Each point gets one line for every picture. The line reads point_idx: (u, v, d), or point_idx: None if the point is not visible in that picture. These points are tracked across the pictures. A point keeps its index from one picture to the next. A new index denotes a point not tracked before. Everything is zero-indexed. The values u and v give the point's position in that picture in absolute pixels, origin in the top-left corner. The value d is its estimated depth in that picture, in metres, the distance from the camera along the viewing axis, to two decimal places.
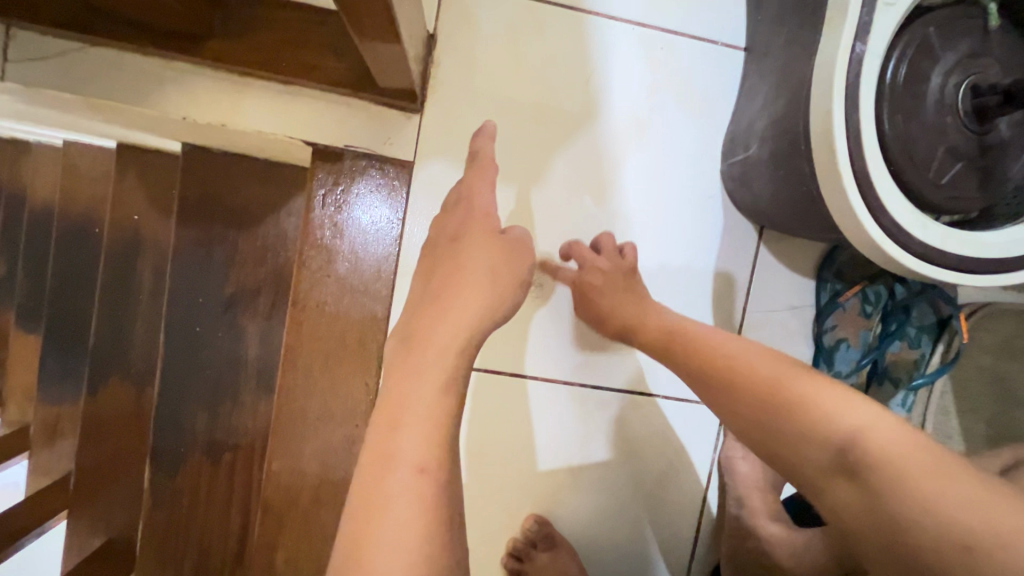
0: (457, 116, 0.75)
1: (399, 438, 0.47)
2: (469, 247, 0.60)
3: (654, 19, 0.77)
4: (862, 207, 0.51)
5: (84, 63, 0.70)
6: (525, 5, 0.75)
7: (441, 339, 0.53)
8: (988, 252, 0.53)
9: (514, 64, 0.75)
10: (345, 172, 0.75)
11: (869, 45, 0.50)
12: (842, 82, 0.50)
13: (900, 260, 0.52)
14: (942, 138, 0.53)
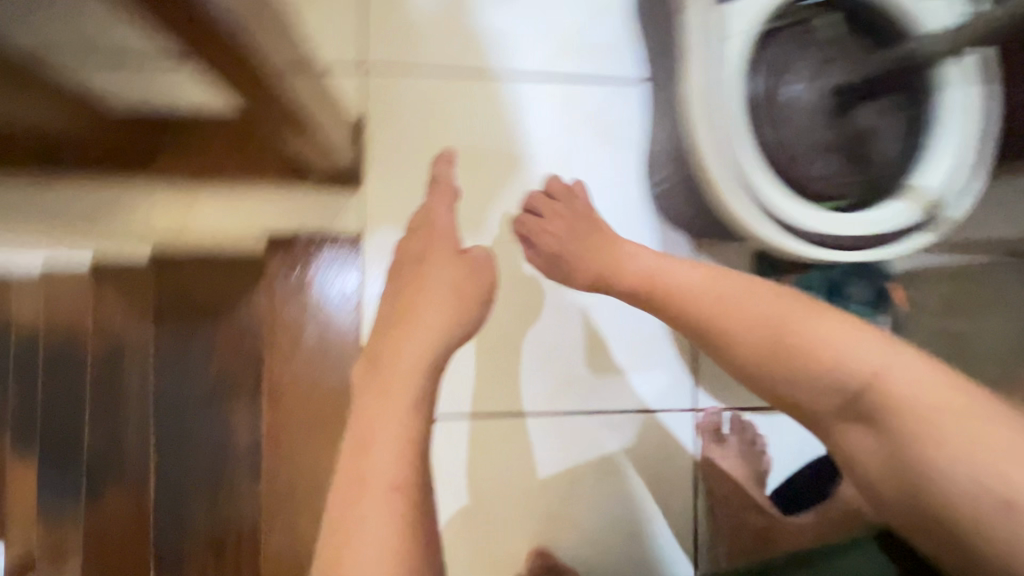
0: (395, 186, 0.81)
1: (368, 466, 0.52)
2: (432, 269, 0.67)
3: (559, 70, 0.85)
4: (746, 210, 0.57)
5: (58, 199, 0.80)
6: (440, 78, 0.82)
7: (405, 357, 0.59)
8: (878, 227, 0.59)
9: (439, 131, 0.82)
10: (299, 255, 0.80)
11: (718, 75, 0.58)
12: (701, 109, 0.57)
13: (792, 249, 0.59)
14: (805, 138, 0.61)
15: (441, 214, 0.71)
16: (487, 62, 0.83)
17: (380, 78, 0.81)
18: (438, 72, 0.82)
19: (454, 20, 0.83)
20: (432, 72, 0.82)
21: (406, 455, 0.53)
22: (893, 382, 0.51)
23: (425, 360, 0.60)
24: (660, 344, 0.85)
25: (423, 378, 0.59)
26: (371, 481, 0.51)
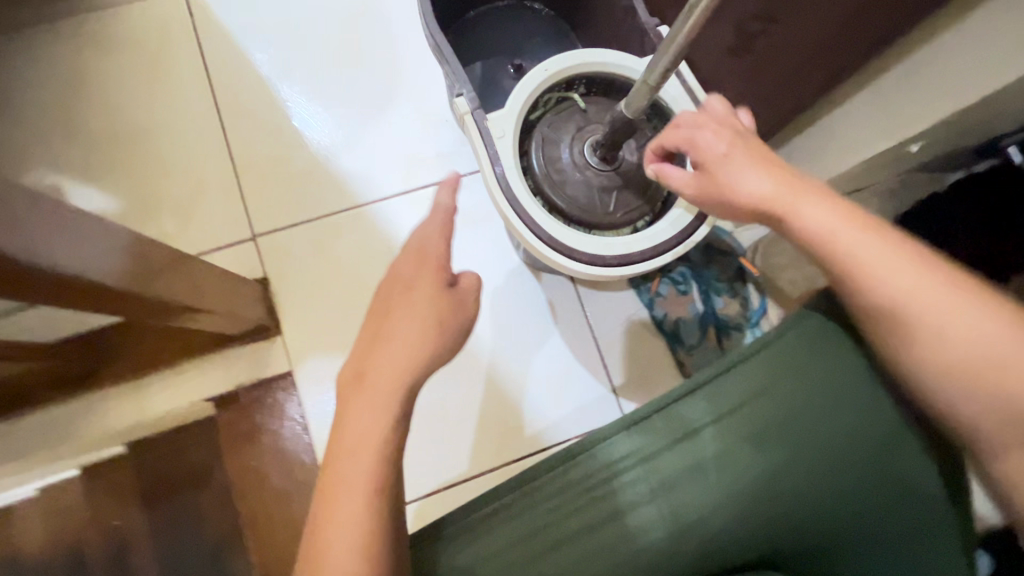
0: (309, 323, 0.94)
1: (346, 477, 0.50)
2: (412, 300, 0.59)
3: (413, 184, 1.01)
4: (562, 257, 0.70)
5: (20, 435, 0.89)
6: (319, 224, 0.98)
7: (378, 376, 0.54)
8: (672, 229, 0.71)
9: (331, 265, 0.97)
10: (246, 407, 0.92)
11: (504, 164, 0.70)
12: (500, 194, 0.70)
13: (610, 273, 0.70)
14: (591, 185, 0.75)
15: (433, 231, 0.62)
16: (352, 199, 0.99)
17: (269, 241, 0.96)
18: (315, 220, 0.98)
19: (316, 172, 1.00)
20: (310, 222, 0.98)
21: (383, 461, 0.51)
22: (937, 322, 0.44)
23: (411, 363, 0.55)
24: (575, 371, 0.99)
25: (399, 389, 0.54)
26: (344, 492, 0.49)
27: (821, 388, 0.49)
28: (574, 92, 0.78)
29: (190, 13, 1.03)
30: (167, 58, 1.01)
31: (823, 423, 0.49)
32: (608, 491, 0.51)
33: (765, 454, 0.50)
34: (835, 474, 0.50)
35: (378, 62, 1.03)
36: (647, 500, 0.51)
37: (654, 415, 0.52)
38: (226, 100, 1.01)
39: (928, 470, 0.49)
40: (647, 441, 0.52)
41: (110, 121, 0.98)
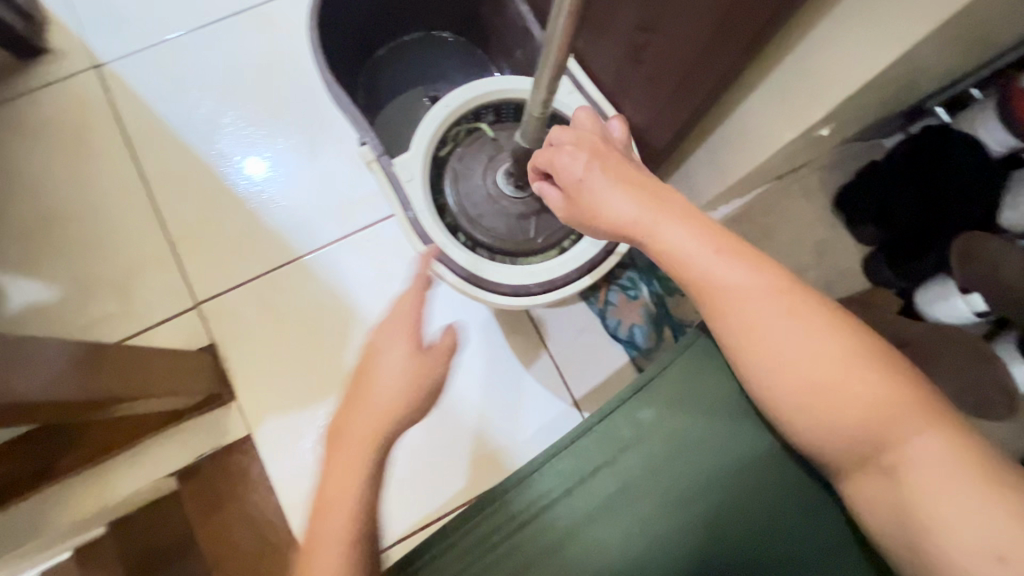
0: (263, 383, 0.95)
1: (329, 525, 0.50)
2: (387, 362, 0.54)
3: (350, 228, 1.01)
4: (486, 292, 0.72)
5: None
6: (260, 282, 0.98)
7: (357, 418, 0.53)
8: (587, 256, 0.74)
9: (278, 321, 0.97)
10: (211, 476, 0.91)
11: (416, 207, 0.71)
12: (415, 238, 0.71)
13: (535, 300, 0.73)
14: (509, 213, 0.78)
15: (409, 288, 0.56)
16: (291, 252, 0.99)
17: (212, 305, 0.96)
18: (256, 278, 0.98)
19: (252, 230, 0.99)
20: (252, 281, 0.97)
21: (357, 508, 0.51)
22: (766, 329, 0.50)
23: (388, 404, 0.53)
24: (536, 391, 0.98)
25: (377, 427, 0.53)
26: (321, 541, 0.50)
27: (714, 414, 0.56)
28: (483, 123, 0.79)
29: (106, 89, 1.02)
30: (90, 137, 1.01)
31: (720, 444, 0.55)
32: (539, 525, 0.55)
33: (688, 484, 0.55)
34: (739, 492, 0.54)
35: (299, 112, 1.04)
36: (575, 529, 0.55)
37: (572, 447, 0.57)
38: (154, 171, 1.00)
39: (827, 510, 0.55)
40: (574, 470, 0.56)
41: (40, 209, 0.98)
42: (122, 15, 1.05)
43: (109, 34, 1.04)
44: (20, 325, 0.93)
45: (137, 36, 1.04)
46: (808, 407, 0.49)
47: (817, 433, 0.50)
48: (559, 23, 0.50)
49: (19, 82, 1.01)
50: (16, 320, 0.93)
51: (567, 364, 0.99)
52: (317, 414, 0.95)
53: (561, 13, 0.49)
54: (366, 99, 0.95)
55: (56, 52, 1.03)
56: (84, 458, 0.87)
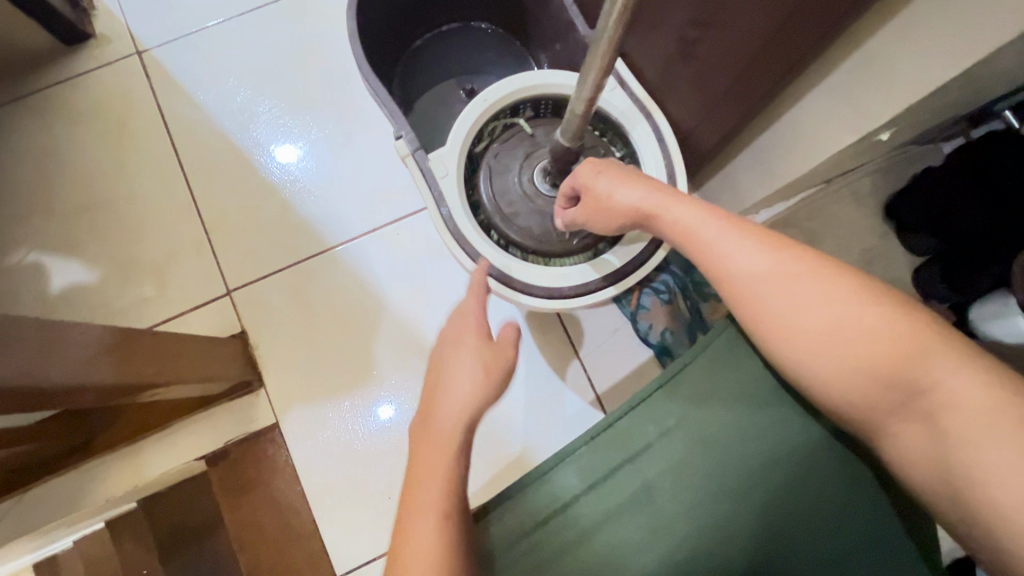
0: (292, 371, 0.96)
1: (420, 495, 0.50)
2: (460, 351, 0.59)
3: (382, 220, 1.00)
4: (519, 294, 0.70)
5: (14, 514, 0.88)
6: (292, 271, 0.98)
7: (443, 398, 0.56)
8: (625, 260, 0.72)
9: (309, 311, 0.97)
10: (239, 462, 0.93)
11: (450, 205, 0.70)
12: (448, 235, 0.70)
13: (567, 304, 0.71)
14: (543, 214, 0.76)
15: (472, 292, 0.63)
16: (322, 242, 0.99)
17: (244, 293, 0.97)
18: (287, 267, 0.98)
19: (284, 220, 1.00)
20: (283, 271, 0.98)
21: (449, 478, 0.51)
22: (772, 297, 0.54)
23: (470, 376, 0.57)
24: (563, 392, 0.96)
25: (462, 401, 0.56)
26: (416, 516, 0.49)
27: (741, 399, 0.57)
28: (520, 120, 0.77)
29: (147, 77, 1.04)
30: (130, 124, 1.02)
31: (749, 429, 0.56)
32: (581, 515, 0.56)
33: (701, 458, 0.56)
34: (776, 475, 0.56)
35: (335, 101, 1.03)
36: (614, 520, 0.56)
37: (600, 441, 0.58)
38: (191, 158, 1.01)
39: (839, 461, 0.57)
40: (607, 463, 0.57)
41: (83, 193, 1.00)
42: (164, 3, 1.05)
43: (150, 22, 1.05)
44: (61, 305, 0.95)
45: (178, 23, 1.05)
46: (828, 351, 0.51)
47: (877, 418, 0.51)
48: (607, 27, 0.49)
49: (64, 66, 1.03)
50: (58, 301, 0.95)
51: (596, 365, 0.97)
52: (343, 405, 0.96)
53: (612, 12, 0.47)
54: (401, 91, 0.94)
55: (100, 37, 1.04)
56: (129, 433, 0.90)
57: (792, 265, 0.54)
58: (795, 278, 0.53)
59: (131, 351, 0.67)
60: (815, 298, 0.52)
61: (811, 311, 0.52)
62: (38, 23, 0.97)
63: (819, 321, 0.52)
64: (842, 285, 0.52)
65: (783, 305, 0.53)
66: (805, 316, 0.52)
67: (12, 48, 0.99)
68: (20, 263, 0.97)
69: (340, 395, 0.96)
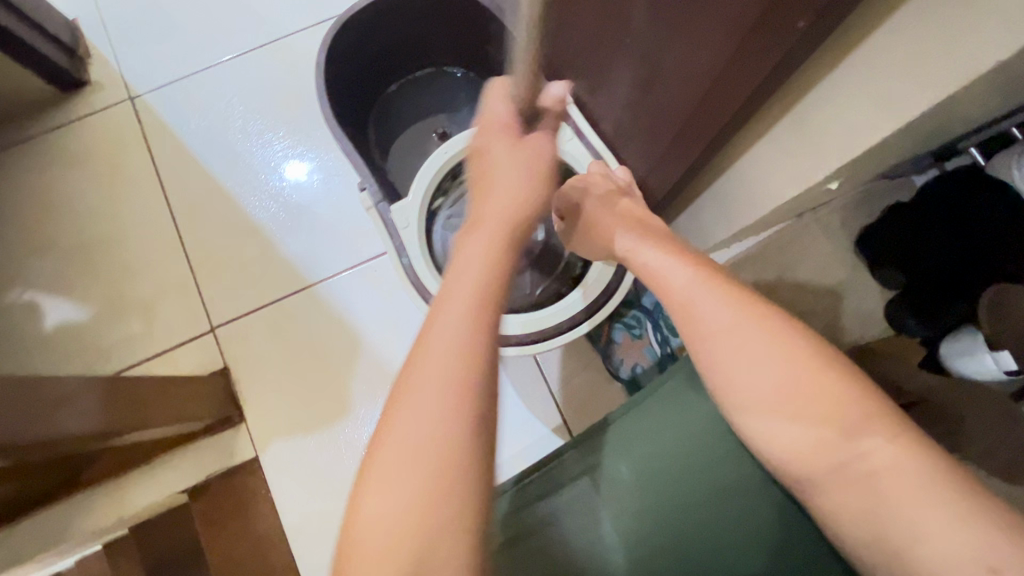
0: (271, 405, 0.99)
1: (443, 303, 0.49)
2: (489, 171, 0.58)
3: (360, 257, 1.03)
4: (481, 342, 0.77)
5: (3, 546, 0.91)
6: (273, 307, 1.01)
7: (445, 316, 0.47)
8: (581, 306, 0.81)
9: (289, 346, 1.00)
10: (220, 495, 0.95)
11: (409, 255, 0.73)
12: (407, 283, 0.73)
13: (526, 349, 0.80)
14: None
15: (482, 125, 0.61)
16: (303, 279, 1.02)
17: (227, 329, 1.01)
18: (269, 303, 1.02)
19: (267, 257, 1.03)
20: (265, 308, 1.01)
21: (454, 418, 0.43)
22: (721, 335, 0.55)
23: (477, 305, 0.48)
24: (535, 426, 0.99)
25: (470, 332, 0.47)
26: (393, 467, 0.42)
27: (715, 421, 0.64)
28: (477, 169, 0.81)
29: (138, 120, 1.08)
30: (121, 166, 1.07)
31: (707, 454, 0.63)
32: (568, 509, 0.63)
33: (659, 487, 0.63)
34: (732, 503, 0.61)
35: (318, 142, 1.07)
36: (594, 514, 0.63)
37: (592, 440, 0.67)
38: (179, 198, 1.06)
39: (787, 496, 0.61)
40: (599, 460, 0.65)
41: (76, 233, 1.04)
42: (155, 50, 1.10)
43: (142, 68, 1.10)
44: (54, 342, 1.00)
45: (168, 69, 1.10)
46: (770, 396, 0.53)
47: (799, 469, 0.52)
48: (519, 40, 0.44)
49: (60, 112, 1.08)
50: (51, 338, 1.00)
51: (568, 399, 1.00)
52: (321, 438, 0.98)
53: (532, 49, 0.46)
54: (376, 135, 0.97)
55: (95, 84, 1.09)
56: (124, 460, 0.94)
57: (757, 329, 0.54)
58: (740, 320, 0.54)
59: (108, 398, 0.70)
60: (762, 340, 0.54)
61: (749, 355, 0.54)
62: (35, 74, 1.02)
63: (761, 360, 0.53)
64: (781, 341, 0.53)
65: (727, 343, 0.55)
66: (747, 356, 0.54)
67: (11, 97, 1.04)
68: (16, 301, 1.01)
69: (318, 429, 0.98)
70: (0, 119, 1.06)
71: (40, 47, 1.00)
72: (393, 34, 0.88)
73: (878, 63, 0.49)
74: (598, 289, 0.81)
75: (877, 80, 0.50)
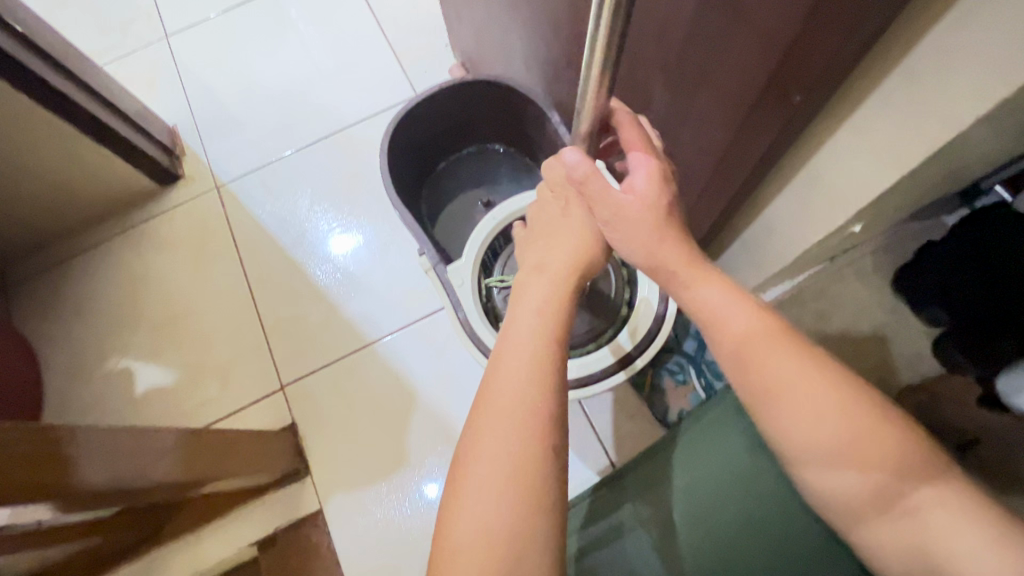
0: (335, 459, 1.06)
1: (510, 367, 0.53)
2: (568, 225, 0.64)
3: (416, 317, 1.13)
4: None
5: None
6: (336, 366, 1.11)
7: (514, 361, 0.53)
8: (625, 349, 0.85)
9: (351, 402, 1.09)
10: (283, 549, 1.00)
11: (466, 311, 0.83)
12: (464, 336, 0.83)
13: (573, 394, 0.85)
14: None
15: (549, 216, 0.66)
16: (362, 339, 1.13)
17: (295, 388, 1.11)
18: (332, 362, 1.12)
19: (331, 321, 1.14)
20: (329, 365, 1.11)
21: (525, 467, 0.48)
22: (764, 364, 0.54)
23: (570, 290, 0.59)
24: (584, 475, 1.01)
25: (540, 381, 0.52)
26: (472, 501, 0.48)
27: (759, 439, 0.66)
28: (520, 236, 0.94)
29: (222, 206, 1.25)
30: (207, 244, 1.22)
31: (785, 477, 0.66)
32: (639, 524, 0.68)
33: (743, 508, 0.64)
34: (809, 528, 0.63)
35: (375, 217, 1.21)
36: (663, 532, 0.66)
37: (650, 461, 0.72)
38: (253, 269, 1.19)
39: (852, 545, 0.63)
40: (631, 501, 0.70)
41: (166, 304, 1.18)
42: (240, 146, 1.29)
43: (228, 162, 1.28)
44: (144, 405, 1.12)
45: (248, 163, 1.28)
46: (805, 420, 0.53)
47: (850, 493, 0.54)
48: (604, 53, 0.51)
49: (158, 201, 1.26)
50: (142, 401, 1.12)
51: (616, 447, 1.02)
52: (379, 492, 1.04)
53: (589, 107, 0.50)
54: (428, 208, 1.10)
55: (188, 176, 1.28)
56: (201, 512, 1.01)
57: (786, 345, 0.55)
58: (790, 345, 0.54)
59: (193, 451, 0.79)
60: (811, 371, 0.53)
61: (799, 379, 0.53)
62: (141, 173, 1.21)
63: (803, 387, 0.53)
64: (824, 361, 0.54)
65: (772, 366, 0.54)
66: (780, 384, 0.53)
67: (119, 193, 1.22)
68: (114, 367, 1.15)
69: (376, 483, 1.04)
70: (111, 212, 1.25)
71: (149, 151, 1.19)
72: (442, 122, 1.01)
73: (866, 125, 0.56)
74: (639, 335, 0.85)
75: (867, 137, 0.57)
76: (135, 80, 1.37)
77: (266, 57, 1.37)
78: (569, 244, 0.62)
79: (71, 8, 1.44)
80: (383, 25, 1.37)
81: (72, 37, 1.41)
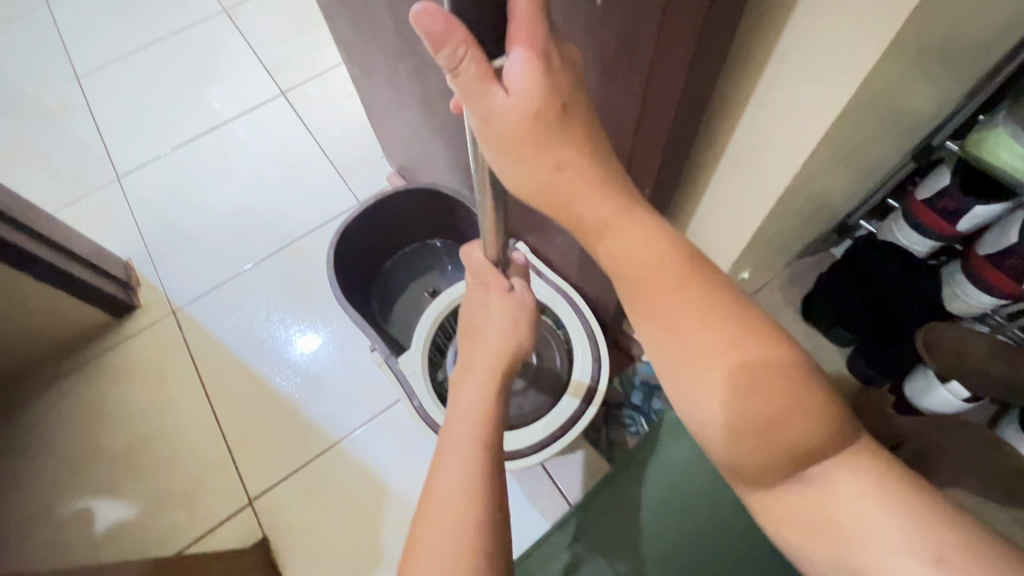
0: (309, 568, 1.05)
1: (448, 455, 0.58)
2: (490, 317, 0.69)
3: (377, 408, 1.18)
4: None
5: None
6: (302, 470, 1.13)
7: (448, 462, 0.56)
8: (569, 411, 0.92)
9: (320, 506, 1.10)
10: None
11: (420, 398, 0.90)
12: (421, 422, 0.89)
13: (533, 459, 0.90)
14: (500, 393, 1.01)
15: (478, 304, 0.71)
16: (325, 441, 1.15)
17: (263, 500, 1.11)
18: (299, 468, 1.13)
19: (295, 426, 1.17)
20: (295, 472, 1.13)
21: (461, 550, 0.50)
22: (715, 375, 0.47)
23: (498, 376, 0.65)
24: None
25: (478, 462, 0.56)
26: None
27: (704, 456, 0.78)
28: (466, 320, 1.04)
29: (179, 329, 1.29)
30: (165, 368, 1.24)
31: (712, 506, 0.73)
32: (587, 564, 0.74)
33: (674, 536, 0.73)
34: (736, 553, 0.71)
35: (330, 317, 1.28)
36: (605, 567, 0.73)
37: (596, 502, 0.78)
38: (212, 386, 1.22)
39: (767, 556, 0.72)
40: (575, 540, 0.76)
41: (125, 434, 1.18)
42: (193, 271, 1.36)
43: (183, 287, 1.34)
44: (104, 545, 1.09)
45: (203, 284, 1.34)
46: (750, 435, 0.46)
47: None
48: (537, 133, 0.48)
49: (113, 333, 1.29)
50: (103, 541, 1.09)
51: None
52: None
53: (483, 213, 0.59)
54: (378, 302, 1.19)
55: (143, 305, 1.32)
56: None
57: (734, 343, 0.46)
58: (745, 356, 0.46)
59: None
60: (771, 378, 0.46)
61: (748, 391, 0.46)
62: (96, 308, 1.25)
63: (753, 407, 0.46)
64: None
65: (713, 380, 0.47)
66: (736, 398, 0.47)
67: (75, 330, 1.25)
68: (71, 510, 1.12)
69: None
70: (65, 351, 1.26)
71: (104, 287, 1.24)
72: (380, 228, 1.12)
73: (744, 148, 0.67)
74: (579, 398, 0.93)
75: (749, 157, 0.67)
76: (88, 222, 1.44)
77: (216, 185, 1.47)
78: (492, 340, 0.67)
79: (23, 164, 1.52)
80: (323, 144, 1.51)
81: (26, 190, 1.49)
